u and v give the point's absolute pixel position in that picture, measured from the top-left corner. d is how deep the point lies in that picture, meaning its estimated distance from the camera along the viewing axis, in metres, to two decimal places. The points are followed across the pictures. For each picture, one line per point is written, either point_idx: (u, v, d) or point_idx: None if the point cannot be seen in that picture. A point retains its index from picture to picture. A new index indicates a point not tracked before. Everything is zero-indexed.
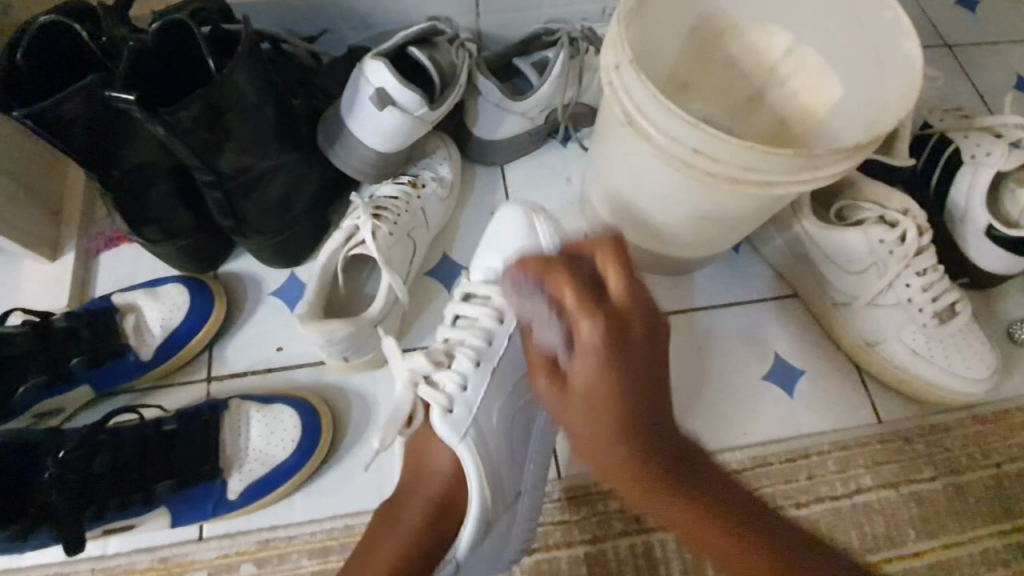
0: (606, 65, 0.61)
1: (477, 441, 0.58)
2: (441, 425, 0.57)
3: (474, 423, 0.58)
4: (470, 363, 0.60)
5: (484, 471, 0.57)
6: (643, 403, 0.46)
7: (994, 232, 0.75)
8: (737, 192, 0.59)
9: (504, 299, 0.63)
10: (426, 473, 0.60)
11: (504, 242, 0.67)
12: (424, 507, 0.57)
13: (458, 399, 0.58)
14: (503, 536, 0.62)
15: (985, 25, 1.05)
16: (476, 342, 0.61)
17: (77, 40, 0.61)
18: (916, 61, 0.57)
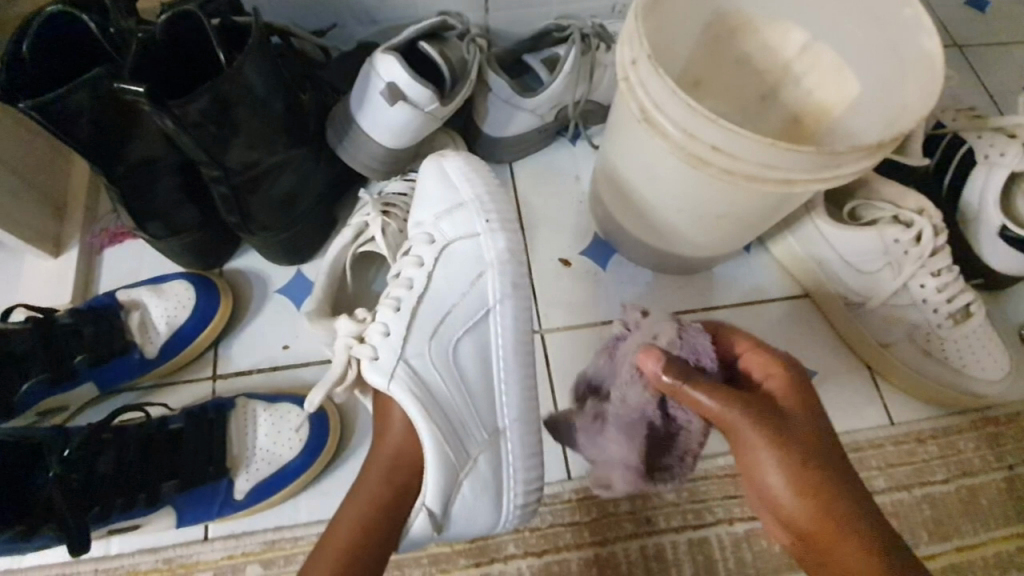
0: (623, 61, 0.60)
1: (411, 381, 0.59)
2: (371, 375, 0.59)
3: (402, 365, 0.59)
4: (391, 312, 0.62)
5: (419, 411, 0.57)
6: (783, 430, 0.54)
7: (1007, 233, 0.75)
8: (756, 190, 0.58)
9: (421, 245, 0.64)
10: (385, 433, 0.59)
11: (422, 189, 0.67)
12: (384, 466, 0.57)
13: (380, 346, 0.60)
14: (488, 479, 0.60)
15: (994, 25, 1.05)
16: (400, 291, 0.62)
17: (85, 32, 0.60)
18: (937, 59, 0.57)
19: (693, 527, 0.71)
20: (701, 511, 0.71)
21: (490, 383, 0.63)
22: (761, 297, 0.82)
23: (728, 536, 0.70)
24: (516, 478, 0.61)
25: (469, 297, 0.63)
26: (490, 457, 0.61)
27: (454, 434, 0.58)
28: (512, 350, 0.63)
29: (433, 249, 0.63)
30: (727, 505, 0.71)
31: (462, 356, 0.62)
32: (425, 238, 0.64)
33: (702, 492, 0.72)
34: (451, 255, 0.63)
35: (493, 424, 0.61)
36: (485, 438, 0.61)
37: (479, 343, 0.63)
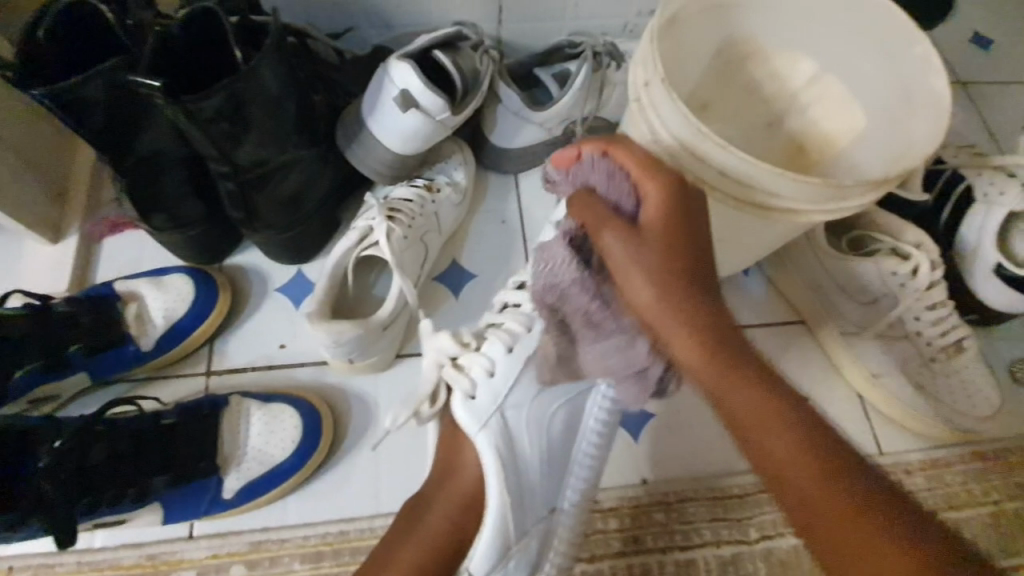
0: (636, 81, 0.61)
1: (501, 434, 0.58)
2: (463, 411, 0.59)
3: (498, 415, 0.58)
4: (502, 348, 0.60)
5: (500, 477, 0.56)
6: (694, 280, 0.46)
7: (1002, 270, 0.76)
8: (760, 217, 0.59)
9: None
10: (458, 473, 0.59)
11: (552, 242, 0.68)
12: (447, 506, 0.57)
13: (481, 385, 0.59)
14: (531, 554, 0.62)
15: (997, 64, 1.07)
16: (514, 328, 0.61)
17: (102, 20, 0.60)
18: (943, 96, 0.58)
19: (681, 548, 0.71)
20: (690, 532, 0.71)
21: (567, 461, 0.64)
22: (757, 322, 0.83)
23: (716, 559, 0.70)
24: (554, 557, 0.64)
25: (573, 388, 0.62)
26: (540, 534, 0.63)
27: (521, 506, 0.58)
28: (602, 429, 0.63)
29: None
30: (715, 528, 0.72)
31: (552, 429, 0.61)
32: None
33: (690, 513, 0.72)
34: None
35: (553, 501, 0.63)
36: (544, 514, 0.62)
37: (570, 419, 0.63)
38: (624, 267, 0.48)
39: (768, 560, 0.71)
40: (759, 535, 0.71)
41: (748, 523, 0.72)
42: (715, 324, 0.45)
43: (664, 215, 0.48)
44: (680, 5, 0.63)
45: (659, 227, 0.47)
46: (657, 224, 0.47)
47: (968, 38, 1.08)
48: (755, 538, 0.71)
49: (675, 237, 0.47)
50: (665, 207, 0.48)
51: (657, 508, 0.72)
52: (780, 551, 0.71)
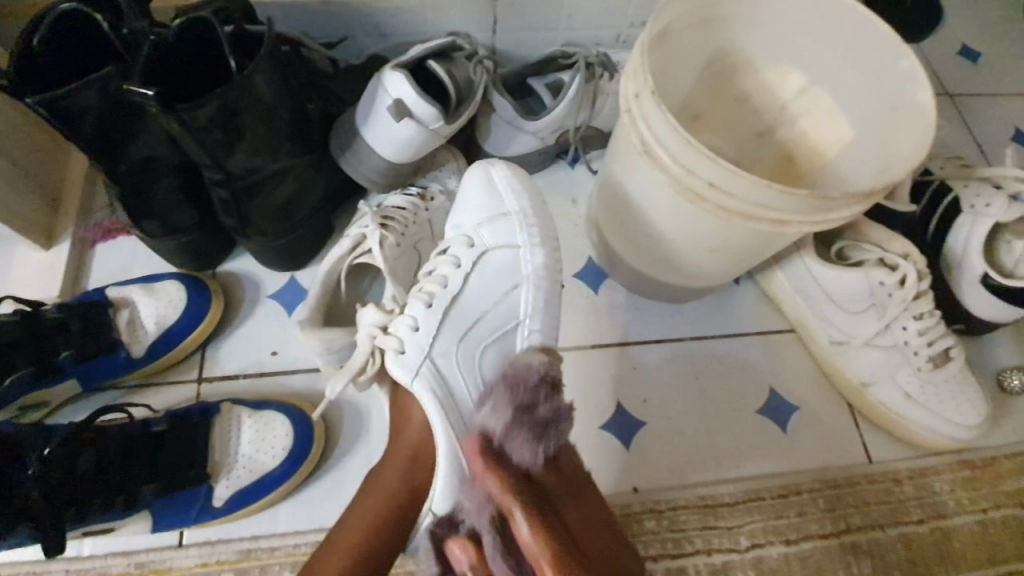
0: (627, 93, 0.61)
1: (433, 379, 0.61)
2: (395, 368, 0.62)
3: (427, 364, 0.62)
4: (422, 306, 0.64)
5: (438, 412, 0.60)
6: None
7: (989, 281, 0.77)
8: (748, 227, 0.59)
9: (460, 247, 0.66)
10: (404, 425, 0.62)
11: (467, 192, 0.69)
12: (400, 459, 0.60)
13: (408, 342, 0.62)
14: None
15: (985, 76, 1.08)
16: (433, 288, 0.64)
17: (97, 28, 0.60)
18: (927, 108, 0.59)
19: (672, 556, 0.71)
20: (681, 540, 0.71)
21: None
22: (747, 330, 0.84)
23: (706, 567, 0.71)
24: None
25: (498, 306, 0.65)
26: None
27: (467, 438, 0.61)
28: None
29: (472, 252, 0.66)
30: (706, 536, 0.72)
31: (483, 363, 0.64)
32: (464, 241, 0.66)
33: (681, 522, 0.72)
34: (490, 261, 0.65)
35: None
36: None
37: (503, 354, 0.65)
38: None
39: (757, 568, 0.71)
40: (749, 544, 0.72)
41: (738, 531, 0.72)
42: None
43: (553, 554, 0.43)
44: (670, 19, 0.64)
45: None
46: None
47: (956, 51, 1.10)
48: (746, 546, 0.72)
49: (577, 570, 0.44)
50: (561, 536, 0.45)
51: (648, 516, 0.72)
52: (770, 559, 0.71)
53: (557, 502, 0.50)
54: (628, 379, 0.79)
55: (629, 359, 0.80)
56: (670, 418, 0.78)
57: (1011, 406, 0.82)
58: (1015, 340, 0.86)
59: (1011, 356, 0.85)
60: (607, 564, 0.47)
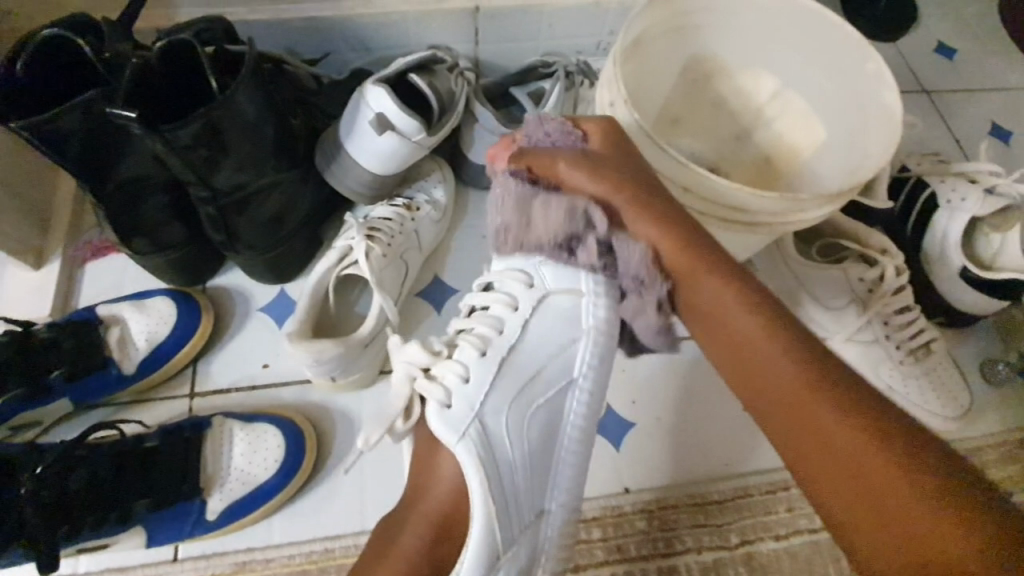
0: (602, 102, 0.63)
1: (479, 442, 0.57)
2: (439, 422, 0.58)
3: (476, 423, 0.58)
4: (476, 353, 0.60)
5: (482, 485, 0.55)
6: (688, 243, 0.55)
7: (968, 275, 0.78)
8: (723, 229, 0.61)
9: (517, 287, 0.62)
10: (430, 488, 0.57)
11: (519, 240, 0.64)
12: (422, 527, 0.56)
13: (456, 393, 0.59)
14: (521, 565, 0.60)
15: (961, 72, 1.10)
16: (484, 333, 0.61)
17: (79, 52, 0.61)
18: (896, 110, 0.61)
19: (664, 555, 0.72)
20: (672, 539, 0.72)
21: (549, 465, 0.63)
22: None
23: (698, 564, 0.71)
24: (545, 560, 0.64)
25: (556, 365, 0.62)
26: (530, 540, 0.61)
27: (505, 513, 0.57)
28: (579, 437, 0.64)
29: (530, 296, 0.62)
30: (697, 534, 0.73)
31: (532, 431, 0.61)
32: (522, 279, 0.62)
33: (672, 520, 0.73)
34: (547, 306, 0.61)
35: (540, 505, 0.62)
36: (533, 518, 0.62)
37: (552, 422, 0.63)
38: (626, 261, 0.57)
39: (748, 564, 0.72)
40: (739, 540, 0.73)
41: (729, 528, 0.73)
42: (715, 275, 0.54)
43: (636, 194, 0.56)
44: (643, 28, 0.66)
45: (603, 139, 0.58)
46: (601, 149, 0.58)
47: (932, 49, 1.12)
48: (736, 543, 0.72)
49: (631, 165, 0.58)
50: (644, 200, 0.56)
51: (639, 516, 0.73)
52: (761, 555, 0.72)
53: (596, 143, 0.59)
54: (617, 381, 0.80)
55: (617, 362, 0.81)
56: (659, 418, 0.79)
57: (995, 396, 0.83)
58: (997, 331, 0.87)
59: (993, 347, 0.86)
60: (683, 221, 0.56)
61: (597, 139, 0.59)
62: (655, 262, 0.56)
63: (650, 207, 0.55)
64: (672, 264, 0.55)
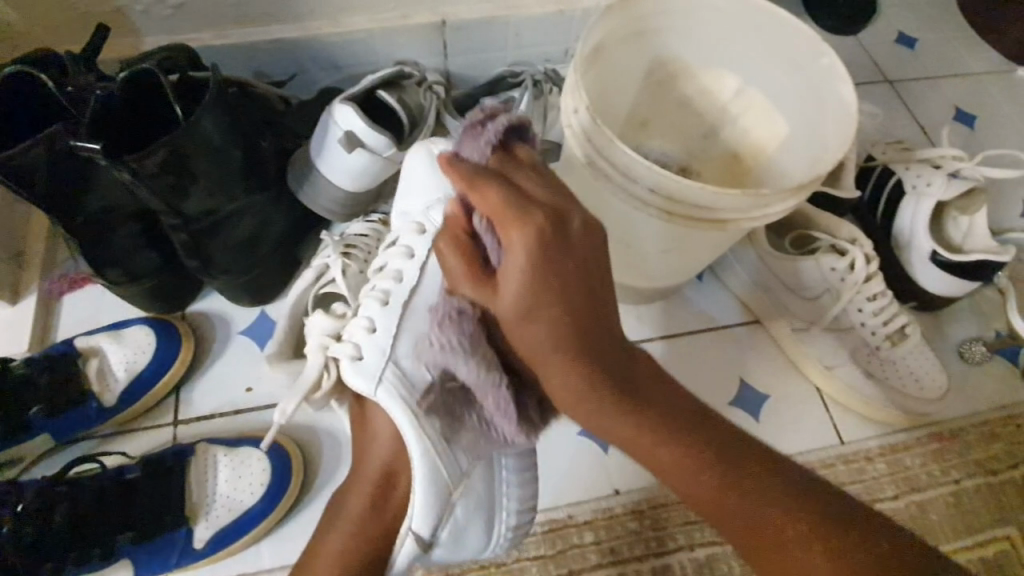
0: (566, 109, 0.63)
1: (398, 382, 0.56)
2: (356, 376, 0.58)
3: (389, 366, 0.57)
4: (378, 305, 0.61)
5: (407, 418, 0.55)
6: (559, 312, 0.48)
7: (938, 258, 0.80)
8: (692, 228, 0.62)
9: (411, 235, 0.64)
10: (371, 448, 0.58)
11: (411, 177, 0.67)
12: (367, 489, 0.56)
13: (365, 345, 0.59)
14: (481, 495, 0.59)
15: (922, 61, 1.13)
16: (387, 284, 0.62)
17: (43, 89, 0.61)
18: (850, 101, 0.62)
19: (657, 554, 0.72)
20: (664, 538, 0.73)
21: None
22: (713, 325, 0.86)
23: (691, 562, 0.72)
24: (508, 492, 0.61)
25: None
26: (485, 474, 0.60)
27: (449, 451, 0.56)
28: None
29: (424, 239, 0.64)
30: (689, 531, 0.73)
31: None
32: (416, 228, 0.64)
33: (663, 519, 0.73)
34: None
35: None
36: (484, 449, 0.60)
37: None
38: (517, 344, 0.50)
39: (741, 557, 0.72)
40: None
41: None
42: (588, 336, 0.49)
43: (531, 264, 0.47)
44: (603, 34, 0.67)
45: (521, 268, 0.47)
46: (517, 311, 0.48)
47: (893, 40, 1.15)
48: None
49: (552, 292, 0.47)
50: (541, 259, 0.47)
51: (631, 517, 0.73)
52: None
53: (513, 176, 0.51)
54: None
55: None
56: None
57: (974, 376, 0.84)
58: (971, 312, 0.89)
59: (969, 327, 0.88)
60: (588, 277, 0.49)
61: (509, 296, 0.49)
62: (586, 420, 0.50)
63: (529, 324, 0.48)
64: (573, 402, 0.49)
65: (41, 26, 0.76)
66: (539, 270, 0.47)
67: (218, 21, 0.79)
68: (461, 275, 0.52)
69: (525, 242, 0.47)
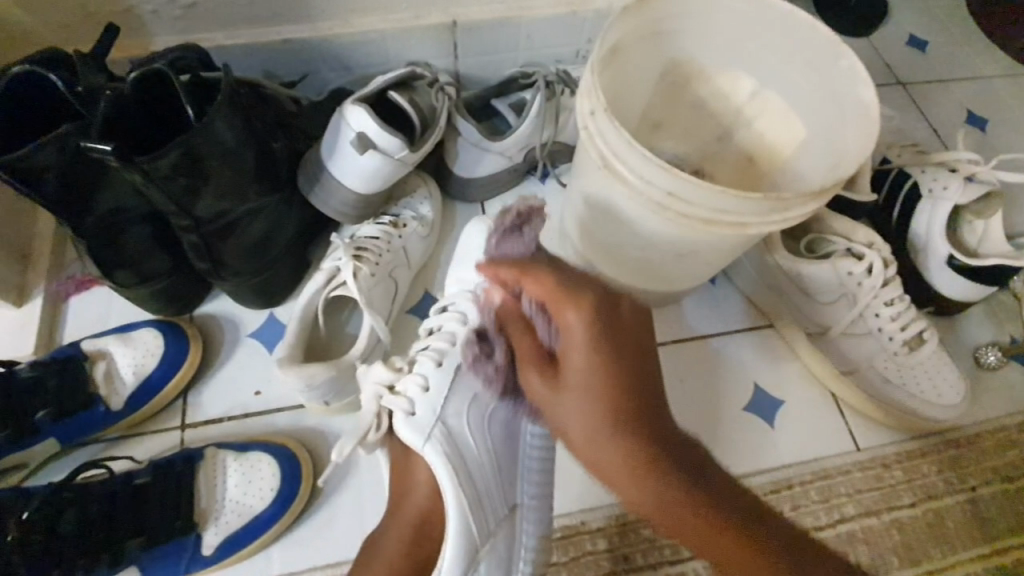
0: (582, 111, 0.63)
1: (445, 442, 0.57)
2: (406, 430, 0.58)
3: (439, 425, 0.58)
4: (432, 364, 0.61)
5: (451, 476, 0.56)
6: (621, 381, 0.48)
7: (955, 263, 0.78)
8: (711, 232, 0.61)
9: (466, 301, 0.64)
10: (409, 491, 0.58)
11: (465, 245, 0.67)
12: (404, 528, 0.57)
13: (419, 401, 0.59)
14: (502, 558, 0.59)
15: (934, 62, 1.12)
16: (441, 344, 0.62)
17: (53, 89, 0.61)
18: (871, 104, 0.61)
19: (671, 562, 0.71)
20: (678, 546, 0.72)
21: (516, 461, 0.62)
22: (726, 330, 0.85)
23: (705, 570, 0.71)
24: (526, 558, 0.61)
25: None
26: (506, 536, 0.60)
27: (480, 508, 0.57)
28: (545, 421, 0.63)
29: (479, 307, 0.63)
30: None
31: (495, 427, 0.61)
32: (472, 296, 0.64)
33: None
34: None
35: (513, 499, 0.61)
36: (506, 513, 0.60)
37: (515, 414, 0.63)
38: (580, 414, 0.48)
39: None
40: None
41: None
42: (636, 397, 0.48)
43: (596, 341, 0.48)
44: (619, 35, 0.66)
45: (583, 369, 0.48)
46: (578, 372, 0.48)
47: (904, 42, 1.14)
48: None
49: (624, 420, 0.47)
50: (602, 338, 0.48)
51: (644, 524, 0.72)
52: None
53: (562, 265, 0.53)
54: None
55: None
56: None
57: (990, 381, 0.83)
58: (987, 317, 0.88)
59: (984, 332, 0.87)
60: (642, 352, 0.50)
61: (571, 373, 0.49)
62: (630, 500, 0.47)
63: (586, 388, 0.48)
64: (621, 461, 0.47)
65: (51, 26, 0.75)
66: (601, 340, 0.48)
67: (227, 21, 0.79)
68: (524, 358, 0.52)
69: (588, 325, 0.48)
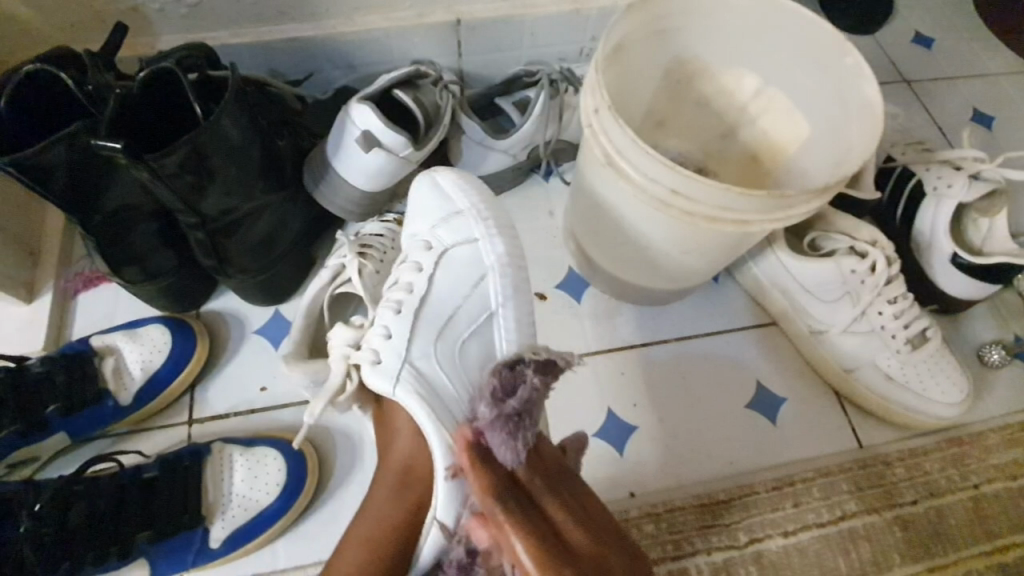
0: (586, 109, 0.63)
1: (416, 381, 0.59)
2: (375, 379, 0.60)
3: (407, 367, 0.60)
4: (393, 313, 0.63)
5: (425, 410, 0.57)
6: None
7: (959, 261, 0.79)
8: (713, 229, 0.61)
9: (420, 252, 0.66)
10: (392, 440, 0.61)
11: (416, 202, 0.69)
12: (389, 478, 0.59)
13: (382, 350, 0.61)
14: None
15: (940, 60, 1.12)
16: (401, 294, 0.64)
17: (63, 87, 0.61)
18: (875, 102, 0.61)
19: (673, 558, 0.71)
20: (680, 542, 0.72)
21: None
22: (728, 327, 0.85)
23: (708, 565, 0.71)
24: None
25: (472, 299, 0.64)
26: None
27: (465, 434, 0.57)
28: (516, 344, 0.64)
29: (432, 255, 0.65)
30: (705, 535, 0.72)
31: (467, 360, 0.62)
32: (422, 245, 0.66)
33: (679, 523, 0.73)
34: (449, 259, 0.65)
35: None
36: None
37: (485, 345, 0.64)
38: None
39: (758, 562, 0.72)
40: (747, 539, 0.72)
41: (737, 527, 0.73)
42: None
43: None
44: (623, 34, 0.66)
45: None
46: None
47: (910, 39, 1.13)
48: (745, 542, 0.72)
49: None
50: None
51: (647, 520, 0.73)
52: (771, 553, 0.72)
53: (539, 494, 0.51)
54: (615, 384, 0.80)
55: (617, 365, 0.81)
56: (660, 420, 0.79)
57: (994, 379, 0.83)
58: (991, 316, 0.88)
59: (988, 331, 0.87)
60: None
61: None
62: None
63: None
64: None
65: (60, 25, 0.76)
66: None
67: (234, 20, 0.79)
68: None
69: None
